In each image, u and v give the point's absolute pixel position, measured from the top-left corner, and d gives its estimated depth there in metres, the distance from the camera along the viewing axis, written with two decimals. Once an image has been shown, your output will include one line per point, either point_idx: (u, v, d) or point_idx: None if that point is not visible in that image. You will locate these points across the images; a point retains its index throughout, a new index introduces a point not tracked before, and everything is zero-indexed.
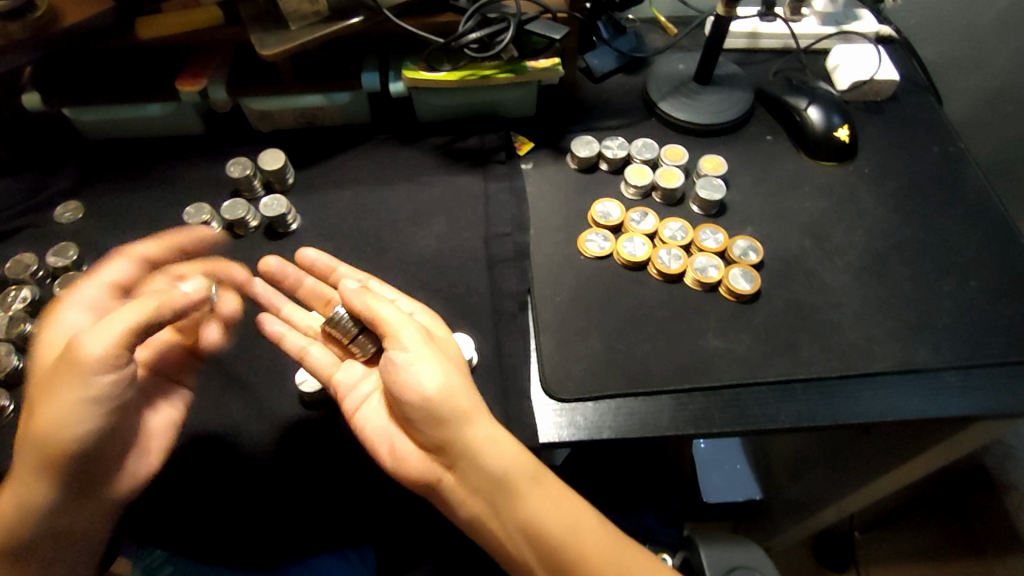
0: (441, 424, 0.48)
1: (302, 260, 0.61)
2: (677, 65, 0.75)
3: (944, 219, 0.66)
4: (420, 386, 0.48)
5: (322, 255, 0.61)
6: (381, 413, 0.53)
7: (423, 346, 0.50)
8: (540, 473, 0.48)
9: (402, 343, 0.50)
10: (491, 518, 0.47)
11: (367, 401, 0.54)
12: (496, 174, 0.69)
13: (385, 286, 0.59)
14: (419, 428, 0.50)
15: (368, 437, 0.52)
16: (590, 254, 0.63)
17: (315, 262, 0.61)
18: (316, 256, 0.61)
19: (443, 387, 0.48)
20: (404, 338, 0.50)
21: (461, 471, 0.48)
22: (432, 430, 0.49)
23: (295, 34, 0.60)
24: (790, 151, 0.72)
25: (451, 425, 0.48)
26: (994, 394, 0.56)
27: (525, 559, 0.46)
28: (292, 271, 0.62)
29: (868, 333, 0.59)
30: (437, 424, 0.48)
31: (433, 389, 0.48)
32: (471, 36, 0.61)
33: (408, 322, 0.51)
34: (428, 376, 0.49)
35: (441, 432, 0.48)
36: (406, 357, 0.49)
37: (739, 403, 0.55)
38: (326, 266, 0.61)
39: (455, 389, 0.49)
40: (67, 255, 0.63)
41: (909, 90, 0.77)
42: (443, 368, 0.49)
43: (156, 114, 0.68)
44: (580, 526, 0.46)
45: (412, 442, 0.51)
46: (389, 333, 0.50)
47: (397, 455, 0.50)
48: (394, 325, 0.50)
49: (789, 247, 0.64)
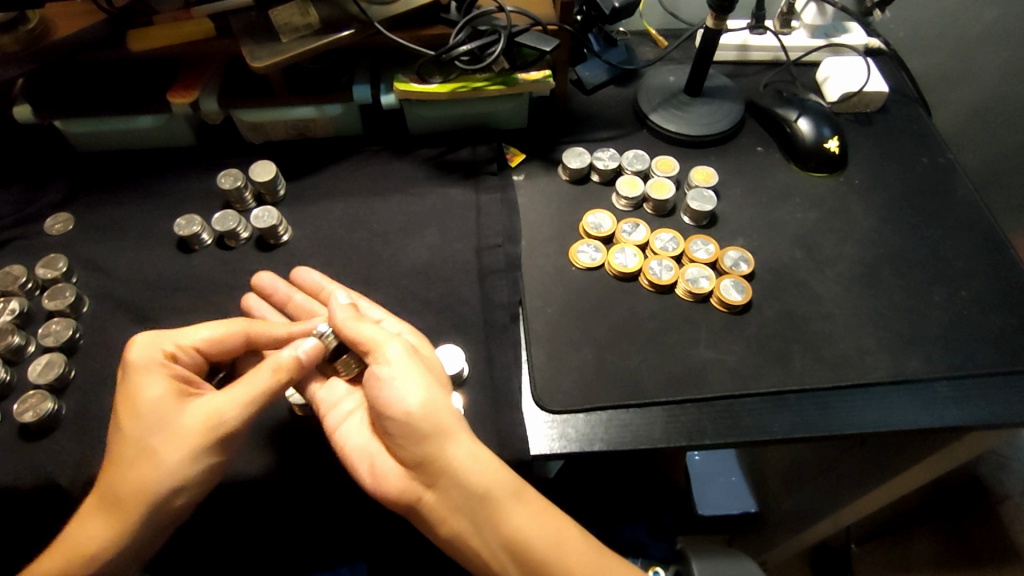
0: (421, 440, 0.47)
1: (297, 278, 0.62)
2: (667, 77, 0.76)
3: (934, 230, 0.66)
4: (402, 401, 0.48)
5: (315, 274, 0.62)
6: (362, 431, 0.52)
7: (407, 361, 0.50)
8: (520, 489, 0.47)
9: (385, 357, 0.50)
10: (474, 537, 0.46)
11: (348, 418, 0.53)
12: (487, 185, 0.69)
13: (373, 306, 0.59)
14: (399, 443, 0.49)
15: (348, 454, 0.51)
16: (581, 265, 0.63)
17: (307, 281, 0.62)
18: (310, 276, 0.61)
19: (424, 402, 0.48)
20: (387, 353, 0.50)
21: (441, 489, 0.47)
22: (413, 446, 0.48)
23: (286, 47, 0.60)
24: (781, 162, 0.72)
25: (432, 441, 0.47)
26: (987, 404, 0.55)
27: None
28: (283, 289, 0.61)
29: (860, 343, 0.59)
30: (418, 441, 0.47)
31: (415, 404, 0.48)
32: (461, 49, 0.62)
33: (391, 338, 0.51)
34: (409, 390, 0.48)
35: (422, 448, 0.47)
36: (388, 371, 0.49)
37: (730, 415, 0.55)
38: (317, 285, 0.61)
39: (438, 404, 0.48)
40: (56, 267, 0.63)
41: (898, 102, 0.77)
42: (426, 383, 0.49)
43: (148, 126, 0.69)
44: (563, 540, 0.46)
45: (393, 460, 0.50)
46: (373, 348, 0.50)
47: (377, 474, 0.49)
48: (377, 341, 0.51)
49: (780, 258, 0.65)
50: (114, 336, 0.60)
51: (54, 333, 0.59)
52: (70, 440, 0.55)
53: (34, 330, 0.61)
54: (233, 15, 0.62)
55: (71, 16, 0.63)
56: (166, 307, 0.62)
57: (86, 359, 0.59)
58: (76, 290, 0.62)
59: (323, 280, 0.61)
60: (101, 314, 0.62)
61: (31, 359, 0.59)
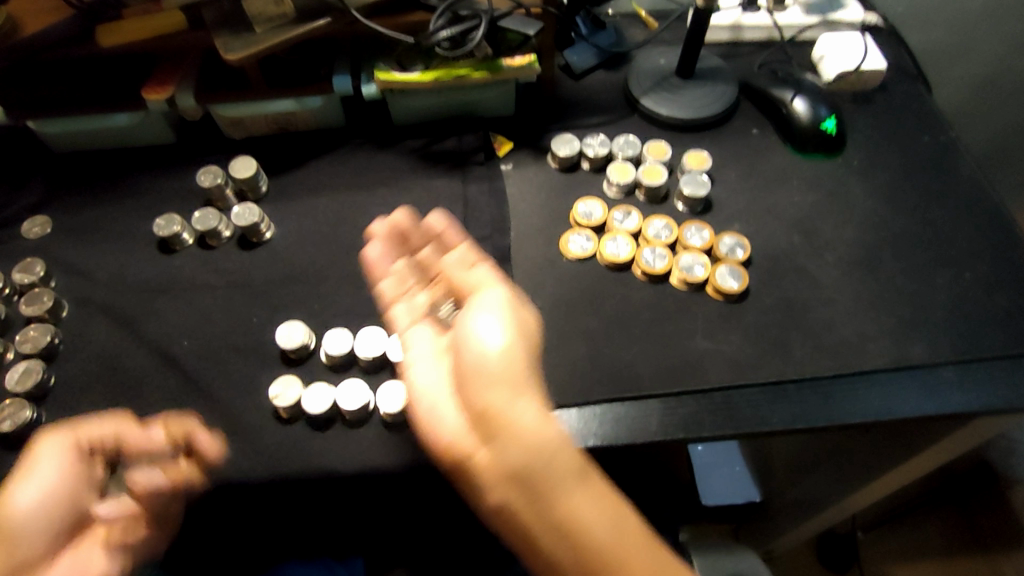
0: (490, 388, 0.43)
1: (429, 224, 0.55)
2: (658, 59, 0.74)
3: (937, 211, 0.64)
4: (484, 340, 0.45)
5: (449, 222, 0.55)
6: (433, 379, 0.49)
7: (499, 308, 0.47)
8: (587, 472, 0.42)
9: (479, 301, 0.48)
10: (527, 512, 0.41)
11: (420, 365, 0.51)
12: (475, 176, 0.68)
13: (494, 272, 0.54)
14: (465, 388, 0.45)
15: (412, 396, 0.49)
16: (572, 256, 0.61)
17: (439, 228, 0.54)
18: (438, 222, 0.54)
19: (505, 349, 0.44)
20: (483, 300, 0.48)
21: (500, 448, 0.42)
22: (479, 394, 0.44)
23: (260, 38, 0.58)
24: (777, 144, 0.70)
25: (501, 390, 0.43)
26: (996, 388, 0.53)
27: (559, 564, 0.40)
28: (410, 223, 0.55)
29: (860, 330, 0.57)
30: (485, 386, 0.44)
31: (496, 347, 0.44)
32: (442, 34, 0.59)
33: (489, 286, 0.49)
34: (492, 334, 0.45)
35: (488, 395, 0.43)
36: (477, 312, 0.47)
37: (730, 406, 0.53)
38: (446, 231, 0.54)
39: (518, 350, 0.45)
40: (33, 272, 0.61)
41: (897, 79, 0.75)
42: (510, 332, 0.46)
43: (122, 125, 0.67)
44: (623, 531, 0.40)
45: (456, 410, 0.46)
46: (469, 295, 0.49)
47: (436, 418, 0.47)
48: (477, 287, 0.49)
49: (777, 243, 0.63)
50: (94, 340, 0.59)
51: (31, 339, 0.57)
52: None
53: (12, 336, 0.60)
54: (204, 6, 0.59)
55: (34, 10, 0.59)
56: (146, 309, 0.60)
57: (65, 365, 0.58)
58: (54, 293, 0.60)
59: (443, 221, 0.54)
60: (81, 319, 0.60)
61: (9, 366, 0.58)
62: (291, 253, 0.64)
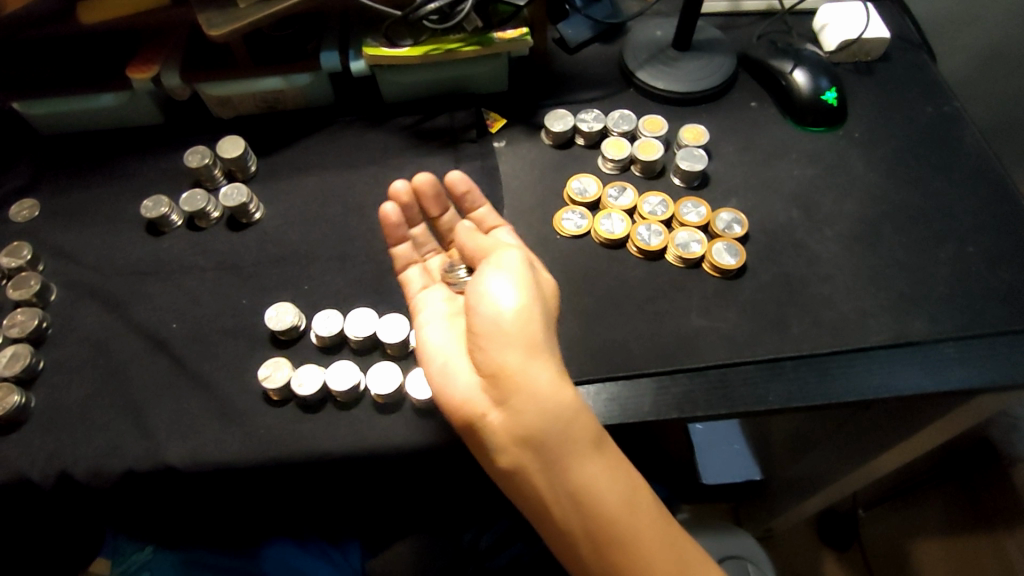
0: (506, 348, 0.43)
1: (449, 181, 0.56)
2: (655, 31, 0.72)
3: (940, 184, 0.63)
4: (501, 301, 0.44)
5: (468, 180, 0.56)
6: (444, 336, 0.49)
7: (518, 269, 0.46)
8: (602, 441, 0.42)
9: (499, 261, 0.47)
10: (539, 477, 0.42)
11: (433, 322, 0.51)
12: (467, 153, 0.66)
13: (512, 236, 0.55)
14: (479, 345, 0.44)
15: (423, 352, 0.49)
16: (566, 233, 0.60)
17: (456, 185, 0.56)
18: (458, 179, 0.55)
19: (521, 310, 0.44)
20: (504, 260, 0.47)
21: (513, 410, 0.42)
22: (495, 352, 0.43)
23: (241, 14, 0.56)
24: (776, 117, 0.68)
25: (517, 351, 0.42)
26: (998, 364, 0.52)
27: (568, 526, 0.42)
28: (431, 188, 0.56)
29: (860, 306, 0.56)
30: (500, 344, 0.43)
31: (512, 307, 0.44)
32: (429, 7, 0.57)
33: (509, 248, 0.48)
34: (508, 295, 0.44)
35: (504, 355, 0.42)
36: (497, 273, 0.46)
37: (725, 384, 0.52)
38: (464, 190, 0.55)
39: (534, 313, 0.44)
40: (21, 255, 0.61)
41: (900, 49, 0.73)
42: (527, 294, 0.45)
43: (110, 105, 0.66)
44: (633, 500, 0.42)
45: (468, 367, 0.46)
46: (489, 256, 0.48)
47: (448, 374, 0.46)
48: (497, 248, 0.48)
49: (775, 219, 0.61)
50: (83, 324, 0.58)
51: (19, 324, 0.57)
52: (42, 432, 0.53)
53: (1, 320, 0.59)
54: None
55: None
56: (135, 291, 0.60)
57: (55, 348, 0.57)
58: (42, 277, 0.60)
59: (465, 180, 0.56)
60: (69, 303, 0.59)
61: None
62: (281, 234, 0.63)
